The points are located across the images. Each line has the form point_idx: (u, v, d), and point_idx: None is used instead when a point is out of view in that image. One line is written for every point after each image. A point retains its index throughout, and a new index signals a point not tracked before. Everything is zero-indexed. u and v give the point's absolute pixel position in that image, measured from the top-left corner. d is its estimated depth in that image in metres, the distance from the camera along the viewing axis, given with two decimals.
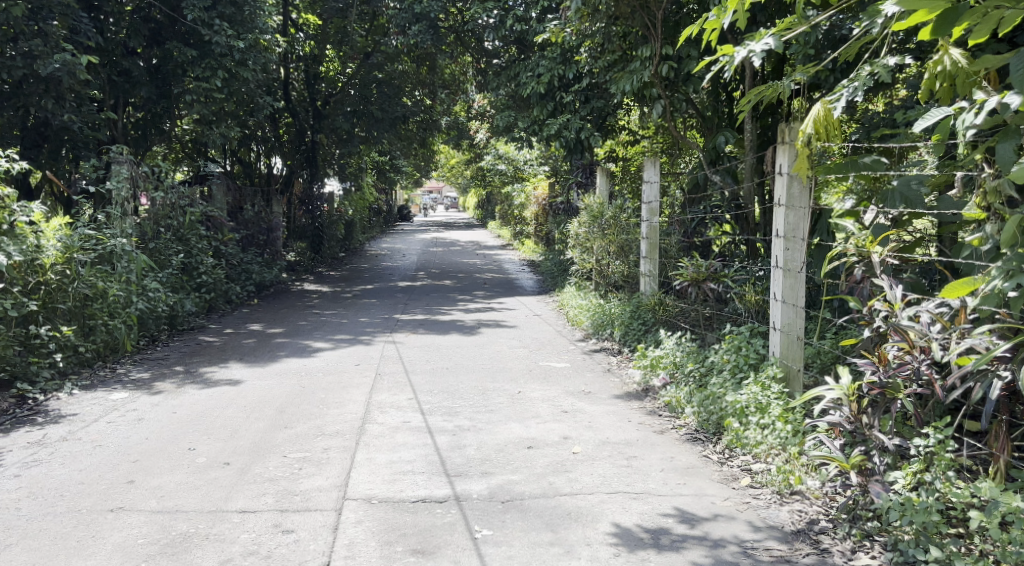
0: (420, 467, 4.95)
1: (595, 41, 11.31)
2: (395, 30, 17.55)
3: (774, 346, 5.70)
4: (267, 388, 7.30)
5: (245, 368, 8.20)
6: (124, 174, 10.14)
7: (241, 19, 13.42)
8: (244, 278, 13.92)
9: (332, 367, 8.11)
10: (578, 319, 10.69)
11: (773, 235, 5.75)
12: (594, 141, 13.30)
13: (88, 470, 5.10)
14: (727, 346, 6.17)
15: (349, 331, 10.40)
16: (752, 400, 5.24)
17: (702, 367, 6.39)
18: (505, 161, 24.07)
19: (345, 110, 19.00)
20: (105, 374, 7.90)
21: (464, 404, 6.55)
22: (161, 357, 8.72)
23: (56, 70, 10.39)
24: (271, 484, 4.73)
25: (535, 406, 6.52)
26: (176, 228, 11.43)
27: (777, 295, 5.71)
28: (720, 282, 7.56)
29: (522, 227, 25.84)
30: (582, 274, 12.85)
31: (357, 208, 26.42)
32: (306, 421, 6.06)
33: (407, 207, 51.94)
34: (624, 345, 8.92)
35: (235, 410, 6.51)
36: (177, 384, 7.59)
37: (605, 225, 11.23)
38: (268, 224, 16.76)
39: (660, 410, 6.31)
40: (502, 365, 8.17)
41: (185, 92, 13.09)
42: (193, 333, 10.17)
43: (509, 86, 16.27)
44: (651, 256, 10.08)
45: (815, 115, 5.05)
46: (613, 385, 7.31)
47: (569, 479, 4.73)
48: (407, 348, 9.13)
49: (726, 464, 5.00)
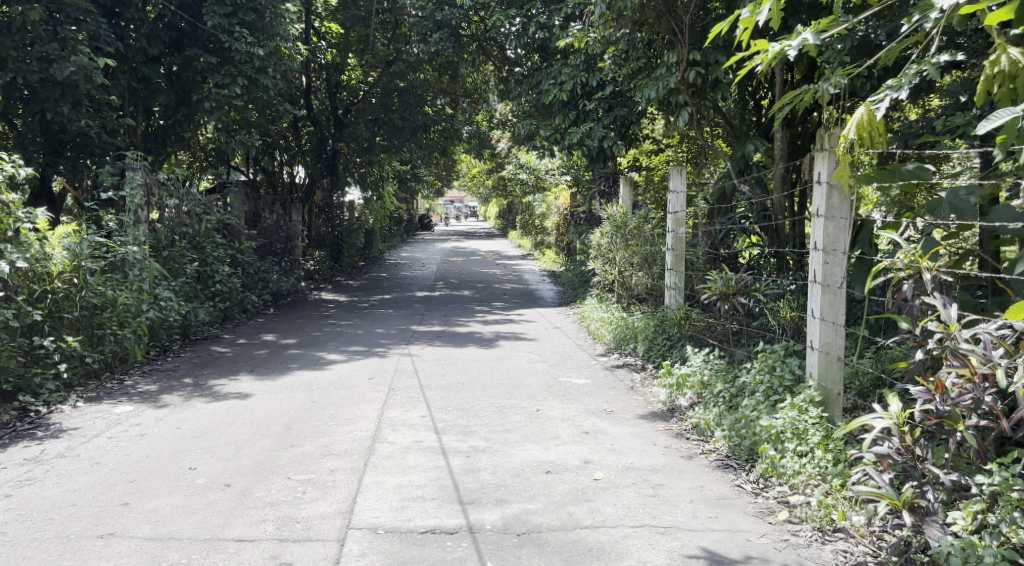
0: (430, 493, 4.65)
1: (619, 47, 11.03)
2: (417, 37, 17.37)
3: (810, 367, 5.36)
4: (277, 402, 7.03)
5: (254, 381, 7.92)
6: (138, 180, 9.78)
7: (262, 26, 13.20)
8: (261, 286, 13.68)
9: (344, 381, 7.82)
10: (600, 332, 10.33)
11: (809, 248, 5.38)
12: (617, 150, 13.08)
13: (82, 491, 4.84)
14: (760, 366, 5.81)
15: (364, 342, 10.11)
16: (789, 424, 4.91)
17: (732, 389, 6.04)
18: (527, 170, 23.77)
19: (366, 118, 18.85)
20: (113, 386, 7.66)
21: (479, 423, 6.23)
22: (171, 368, 8.49)
23: (72, 73, 10.11)
24: (271, 509, 4.45)
25: (554, 426, 6.18)
26: (192, 236, 11.23)
27: (813, 312, 5.37)
28: (751, 297, 7.22)
29: (543, 238, 25.55)
30: (603, 286, 12.49)
31: (377, 218, 26.23)
32: (313, 439, 5.78)
33: (427, 215, 51.78)
34: (648, 361, 8.54)
35: (241, 426, 6.24)
36: (185, 397, 7.34)
37: (628, 235, 10.90)
38: (286, 233, 16.44)
39: (688, 433, 5.97)
40: (520, 381, 7.84)
41: (204, 99, 12.91)
42: (205, 343, 9.93)
43: (530, 94, 15.99)
44: (678, 268, 9.53)
45: (858, 119, 4.69)
46: (636, 404, 6.96)
47: (590, 509, 4.39)
48: (422, 361, 8.83)
49: (761, 495, 4.65)
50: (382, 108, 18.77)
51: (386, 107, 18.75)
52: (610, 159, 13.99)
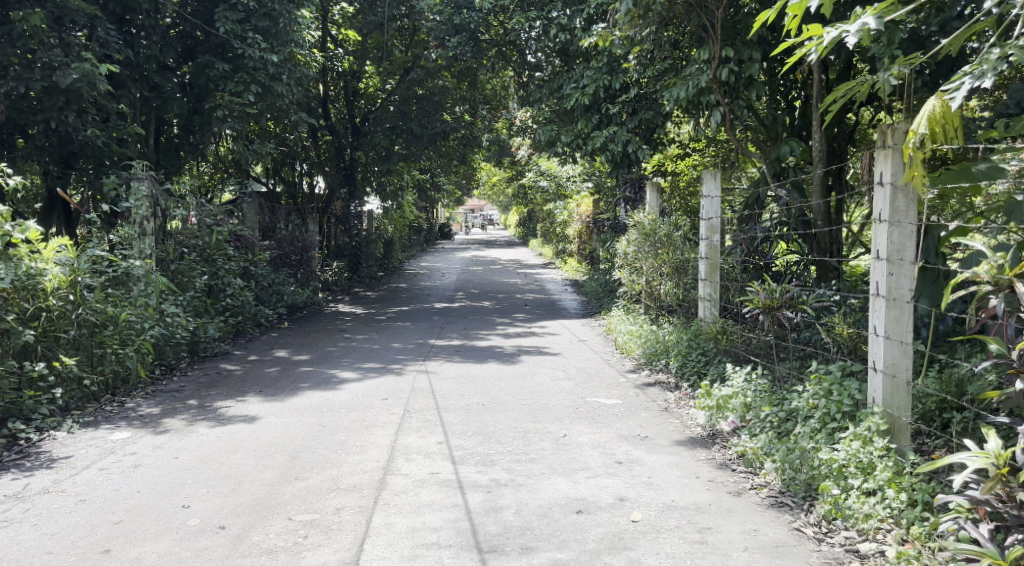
0: (447, 539, 4.17)
1: (644, 48, 10.54)
2: (435, 42, 16.95)
3: (872, 391, 4.86)
4: (284, 426, 6.53)
5: (262, 402, 7.43)
6: (144, 191, 9.22)
7: (276, 32, 12.68)
8: (275, 299, 13.17)
9: (357, 402, 7.31)
10: (628, 346, 9.73)
11: (870, 256, 4.87)
12: (642, 155, 12.52)
13: (61, 535, 4.37)
14: (813, 390, 5.27)
15: (379, 359, 9.58)
16: (851, 458, 4.48)
17: (781, 413, 5.57)
18: (547, 178, 23.15)
19: (384, 126, 18.41)
20: (112, 410, 7.17)
21: (501, 450, 5.71)
22: (177, 389, 8.01)
23: (75, 81, 9.49)
24: (269, 559, 4.01)
25: (584, 454, 5.64)
26: (202, 249, 10.72)
27: (873, 329, 4.87)
28: (797, 310, 6.63)
29: (565, 245, 25.04)
30: (630, 297, 11.88)
31: (397, 227, 25.73)
32: (320, 471, 5.30)
33: (447, 224, 51.33)
34: (682, 379, 7.90)
35: (244, 454, 5.76)
36: (188, 421, 6.85)
37: (657, 244, 10.28)
38: (302, 243, 15.98)
39: (733, 463, 5.43)
40: (546, 401, 7.28)
41: (217, 107, 12.49)
42: (215, 360, 9.45)
43: (552, 98, 15.45)
44: (712, 277, 8.84)
45: (930, 111, 4.21)
46: (672, 428, 6.39)
47: (629, 560, 3.91)
48: (440, 379, 8.29)
49: (824, 542, 4.15)
50: (400, 115, 18.33)
51: (405, 114, 18.32)
52: (635, 164, 13.40)
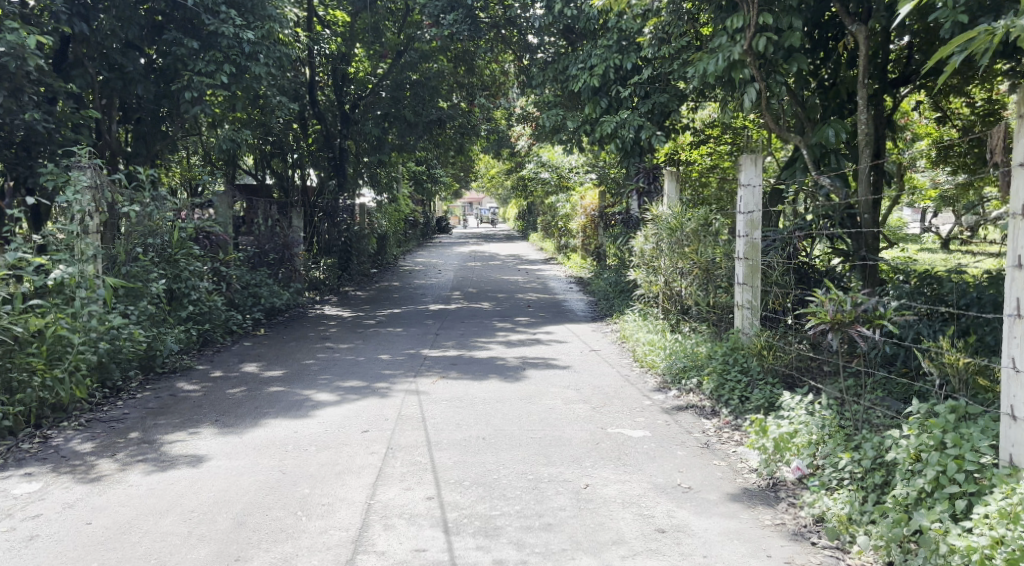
0: None
1: (661, 21, 9.39)
2: (429, 21, 15.56)
3: (1012, 444, 3.64)
4: (236, 472, 5.26)
5: (216, 436, 6.15)
6: (84, 182, 7.86)
7: (250, 6, 11.33)
8: (251, 302, 11.82)
9: (332, 436, 6.02)
10: (649, 360, 8.41)
11: (1011, 261, 3.64)
12: (657, 142, 11.15)
13: None
14: (922, 437, 3.99)
15: (362, 375, 8.27)
16: (996, 547, 3.27)
17: (867, 462, 4.33)
18: (550, 167, 21.36)
19: (375, 113, 16.92)
20: (29, 449, 5.89)
21: (508, 510, 4.47)
22: (118, 416, 6.74)
23: (2, 55, 8.05)
24: None
25: (616, 515, 4.39)
26: (161, 248, 9.37)
27: (1010, 361, 3.66)
28: (875, 327, 5.34)
29: (568, 240, 23.80)
30: (646, 300, 10.57)
31: (391, 221, 24.35)
32: (268, 548, 4.04)
33: (444, 217, 50.14)
34: (719, 404, 6.66)
35: (176, 517, 4.48)
36: (119, 462, 5.58)
37: (683, 240, 8.97)
38: (284, 239, 14.23)
39: (810, 531, 4.20)
40: (559, 434, 6.01)
41: (184, 90, 11.01)
42: (172, 378, 8.18)
43: (556, 81, 14.00)
44: (752, 281, 7.43)
45: None
46: (720, 474, 5.12)
47: None
48: (431, 402, 7.01)
49: None
50: (392, 102, 16.85)
51: (397, 101, 16.83)
52: (648, 152, 12.05)
